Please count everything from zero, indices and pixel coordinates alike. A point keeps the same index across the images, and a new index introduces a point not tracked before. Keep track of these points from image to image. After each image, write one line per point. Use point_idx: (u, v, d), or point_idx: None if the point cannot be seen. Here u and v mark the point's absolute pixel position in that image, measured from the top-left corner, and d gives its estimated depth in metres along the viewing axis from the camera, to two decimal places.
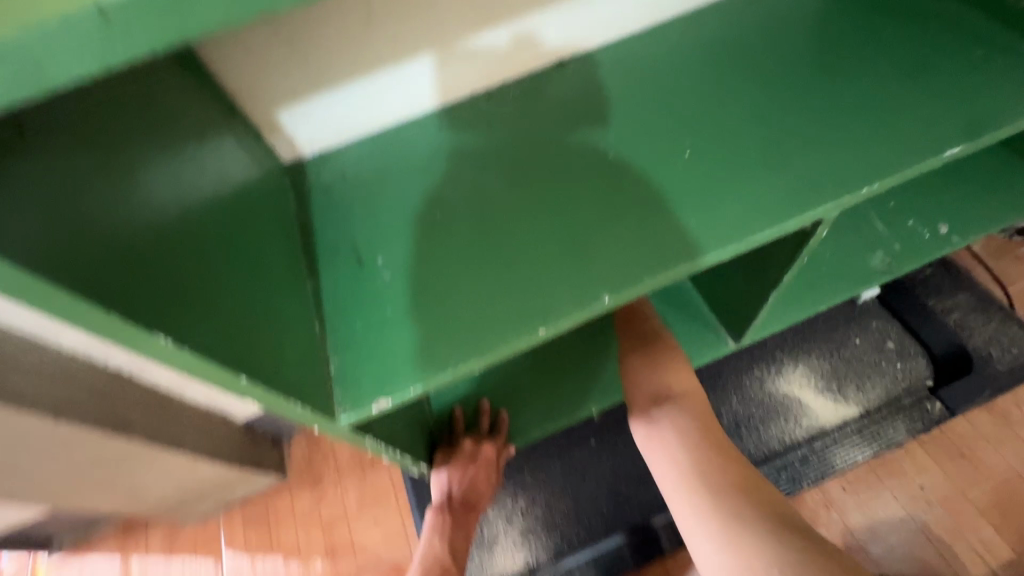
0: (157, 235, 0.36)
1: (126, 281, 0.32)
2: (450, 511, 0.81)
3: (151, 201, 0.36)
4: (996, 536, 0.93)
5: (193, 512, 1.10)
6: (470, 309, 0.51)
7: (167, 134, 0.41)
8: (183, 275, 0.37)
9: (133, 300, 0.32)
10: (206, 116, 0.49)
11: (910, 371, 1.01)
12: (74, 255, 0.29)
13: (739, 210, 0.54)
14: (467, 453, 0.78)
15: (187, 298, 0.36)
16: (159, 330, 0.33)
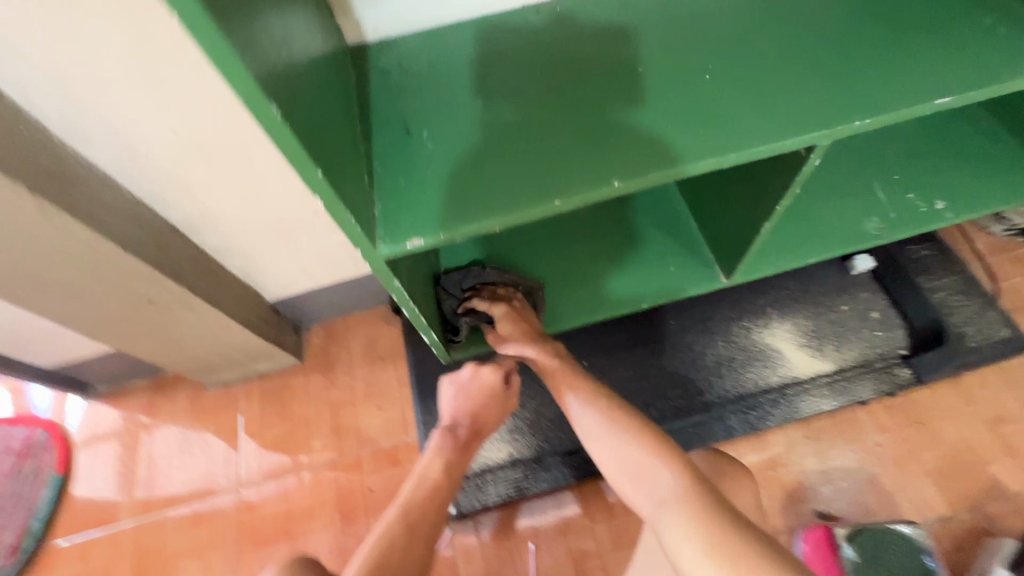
0: (271, 35, 0.43)
1: (258, 52, 0.39)
2: (453, 436, 0.83)
3: (264, 9, 0.43)
4: (936, 493, 1.02)
5: (219, 375, 1.23)
6: (497, 180, 0.59)
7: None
8: (283, 77, 0.43)
9: (262, 71, 0.39)
10: None
11: (887, 340, 1.08)
12: (229, 17, 0.36)
13: (743, 127, 0.60)
14: (480, 380, 0.86)
15: (288, 95, 0.43)
16: (276, 103, 0.39)
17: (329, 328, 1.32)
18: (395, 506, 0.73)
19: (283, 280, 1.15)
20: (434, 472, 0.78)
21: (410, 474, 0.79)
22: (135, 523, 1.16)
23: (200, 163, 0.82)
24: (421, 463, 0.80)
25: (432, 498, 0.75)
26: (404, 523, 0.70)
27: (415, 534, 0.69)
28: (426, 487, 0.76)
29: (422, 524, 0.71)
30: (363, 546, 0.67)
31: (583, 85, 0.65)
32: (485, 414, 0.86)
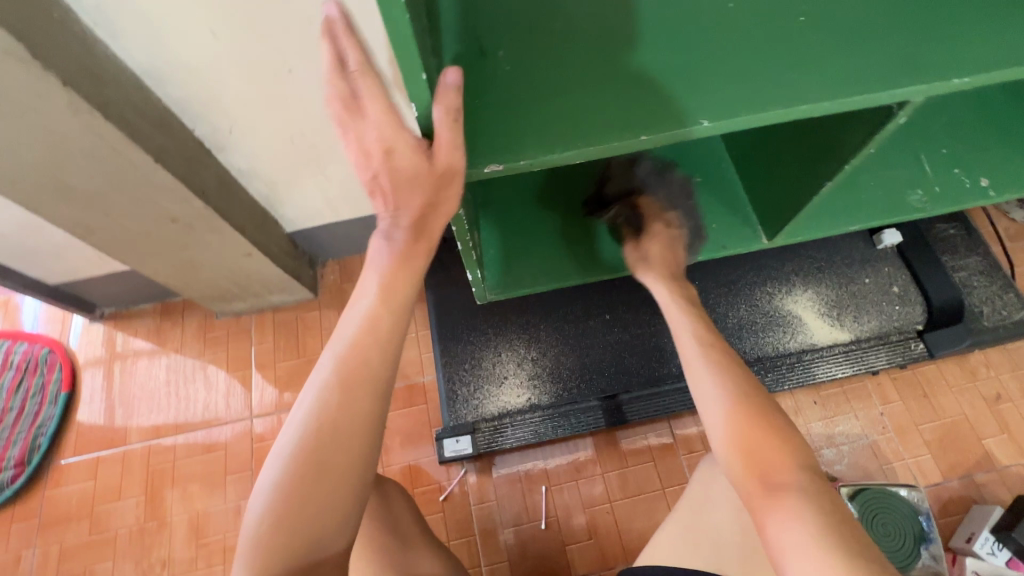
0: None
1: None
2: (385, 268, 0.58)
3: None
4: (932, 461, 1.07)
5: (232, 303, 1.20)
6: (578, 105, 0.54)
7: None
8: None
9: None
10: None
11: (904, 314, 1.10)
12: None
13: (839, 73, 0.55)
14: (376, 136, 0.49)
15: None
16: None
17: (344, 265, 1.29)
18: (328, 358, 0.55)
19: (303, 210, 1.11)
20: (373, 322, 0.56)
21: (341, 330, 0.57)
22: (145, 446, 1.15)
23: (234, 72, 0.76)
24: (355, 309, 0.58)
25: (372, 355, 0.55)
26: (339, 376, 0.54)
27: (355, 401, 0.53)
28: (362, 344, 0.55)
29: (365, 392, 0.54)
30: (293, 417, 0.53)
31: (682, 10, 0.58)
32: (409, 202, 0.53)
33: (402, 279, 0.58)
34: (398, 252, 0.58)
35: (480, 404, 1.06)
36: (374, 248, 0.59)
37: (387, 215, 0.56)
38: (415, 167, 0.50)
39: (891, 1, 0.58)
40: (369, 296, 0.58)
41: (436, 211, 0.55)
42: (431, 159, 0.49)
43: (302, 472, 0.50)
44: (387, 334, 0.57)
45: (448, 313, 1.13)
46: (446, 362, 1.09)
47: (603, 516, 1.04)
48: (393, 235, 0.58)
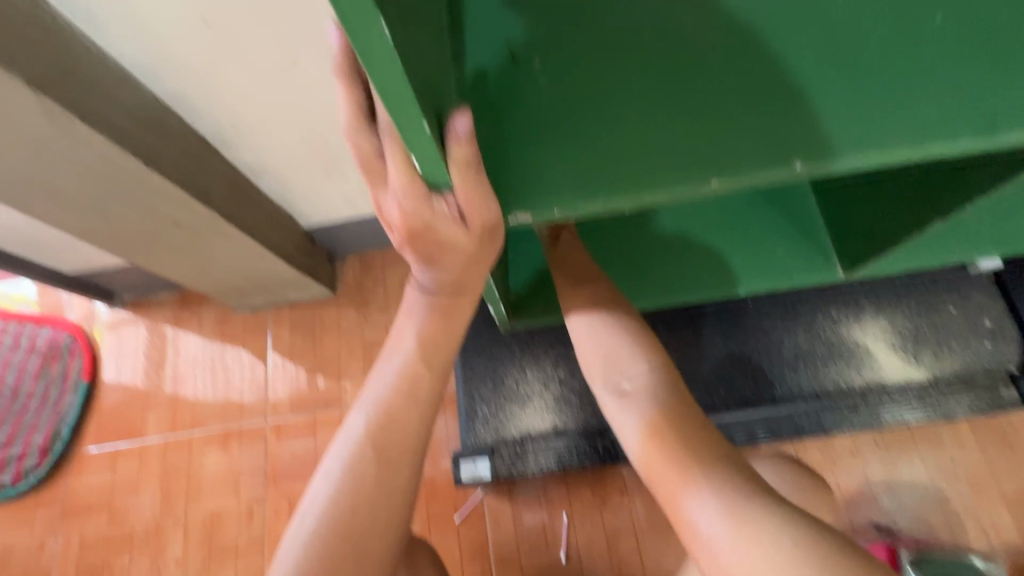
0: None
1: None
2: (423, 327, 0.45)
3: None
4: (1011, 521, 0.92)
5: (247, 298, 1.15)
6: (633, 137, 0.42)
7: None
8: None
9: None
10: None
11: (996, 353, 0.95)
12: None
13: (987, 97, 0.41)
14: (396, 203, 0.35)
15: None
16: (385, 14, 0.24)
17: (365, 260, 1.21)
18: (359, 420, 0.46)
19: (319, 206, 1.02)
20: (412, 384, 0.45)
21: (371, 386, 0.46)
22: (162, 439, 1.14)
23: (229, 63, 0.66)
24: (387, 367, 0.46)
25: (412, 419, 0.45)
26: (372, 443, 0.44)
27: (392, 477, 0.44)
28: (400, 406, 0.46)
29: (404, 466, 0.44)
30: (318, 492, 0.44)
31: (775, 8, 0.45)
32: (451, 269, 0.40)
33: (449, 329, 0.46)
34: (440, 305, 0.44)
35: (501, 425, 0.99)
36: (411, 294, 0.46)
37: (421, 270, 0.41)
38: (448, 238, 0.37)
39: None
40: (406, 348, 0.46)
41: (478, 266, 0.41)
42: (464, 225, 0.36)
43: (327, 567, 0.41)
44: (430, 393, 0.46)
45: (471, 325, 1.05)
46: (467, 377, 1.02)
47: (626, 553, 0.96)
48: (434, 289, 0.43)
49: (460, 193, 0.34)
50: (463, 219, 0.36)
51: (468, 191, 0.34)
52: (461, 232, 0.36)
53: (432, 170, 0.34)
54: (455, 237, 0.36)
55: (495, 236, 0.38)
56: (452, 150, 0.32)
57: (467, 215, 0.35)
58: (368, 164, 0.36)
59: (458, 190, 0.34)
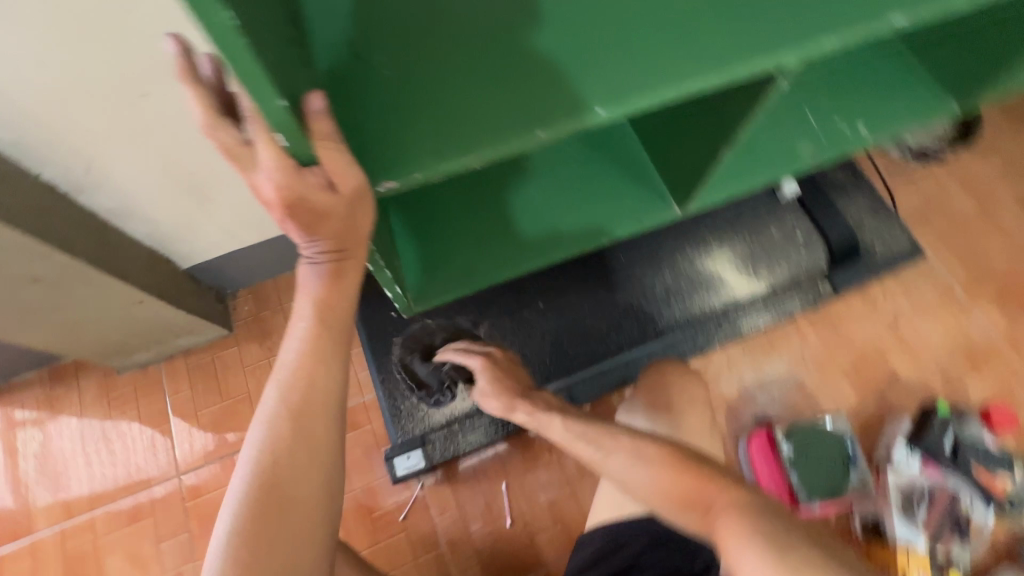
0: None
1: None
2: (320, 297, 0.49)
3: None
4: (850, 389, 1.15)
5: (132, 357, 1.08)
6: (470, 106, 0.51)
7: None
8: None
9: None
10: None
11: (811, 259, 1.18)
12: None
13: (720, 44, 0.55)
14: (270, 184, 0.40)
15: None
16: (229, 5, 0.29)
17: (258, 292, 1.19)
18: (272, 391, 0.49)
19: (196, 244, 1.00)
20: (317, 348, 0.49)
21: (280, 360, 0.50)
22: (56, 530, 1.03)
23: (74, 104, 0.66)
24: (292, 339, 0.50)
25: (322, 380, 0.49)
26: (284, 410, 0.48)
27: (309, 435, 0.48)
28: (307, 371, 0.49)
29: (322, 422, 0.49)
30: (242, 462, 0.47)
31: None
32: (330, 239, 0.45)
33: (342, 297, 0.50)
34: (328, 276, 0.49)
35: (425, 415, 1.03)
36: (303, 271, 0.50)
37: (305, 241, 0.46)
38: (325, 207, 0.42)
39: None
40: (305, 318, 0.50)
41: (355, 234, 0.47)
42: (335, 193, 0.42)
43: (261, 518, 0.45)
44: (337, 356, 0.50)
45: (379, 328, 1.08)
46: (384, 378, 1.05)
47: (564, 502, 1.04)
48: (321, 258, 0.48)
49: (326, 162, 0.40)
50: (333, 187, 0.42)
51: (333, 162, 0.40)
52: (333, 199, 0.42)
53: (296, 146, 0.40)
54: (330, 204, 0.42)
55: (366, 202, 0.44)
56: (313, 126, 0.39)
57: (336, 181, 0.41)
58: (235, 153, 0.40)
59: (325, 162, 0.40)
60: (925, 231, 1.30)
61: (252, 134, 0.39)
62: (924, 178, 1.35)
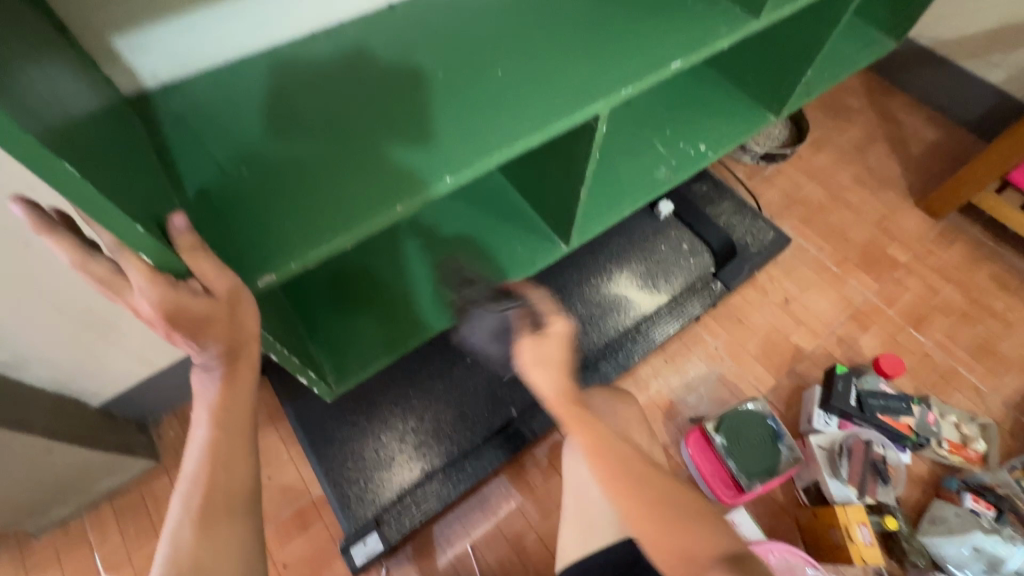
0: (34, 102, 0.39)
1: (28, 115, 0.35)
2: (214, 401, 0.52)
3: (21, 82, 0.39)
4: (764, 370, 1.26)
5: (49, 515, 1.01)
6: (334, 198, 0.59)
7: (10, 34, 0.43)
8: (64, 137, 0.40)
9: (41, 131, 0.35)
10: (47, 38, 0.51)
11: (699, 263, 1.32)
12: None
13: (537, 110, 0.68)
14: (148, 304, 0.44)
15: (73, 152, 0.39)
16: (67, 162, 0.35)
17: (183, 414, 1.16)
18: (179, 500, 0.50)
19: (103, 378, 0.99)
20: (215, 454, 0.51)
21: (186, 465, 0.51)
22: None
23: None
24: (191, 450, 0.51)
25: (226, 475, 0.51)
26: (194, 514, 0.49)
27: (221, 530, 0.49)
28: (212, 472, 0.51)
29: (228, 523, 0.50)
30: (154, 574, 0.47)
31: (400, 96, 0.68)
32: (218, 339, 0.49)
33: (237, 398, 0.52)
34: (222, 378, 0.52)
35: (374, 496, 1.02)
36: (198, 378, 0.53)
37: (195, 351, 0.49)
38: (205, 311, 0.46)
39: (556, 49, 0.74)
40: (203, 426, 0.52)
41: (245, 331, 0.51)
42: (213, 296, 0.47)
43: None
44: (239, 457, 0.52)
45: (313, 419, 1.08)
46: (326, 468, 1.04)
47: (532, 547, 1.04)
48: (212, 363, 0.51)
49: (198, 271, 0.46)
50: (209, 291, 0.47)
51: (204, 267, 0.46)
52: (211, 301, 0.47)
53: (164, 263, 0.45)
54: (210, 306, 0.47)
55: (242, 297, 0.49)
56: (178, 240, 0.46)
57: (211, 285, 0.47)
58: (110, 284, 0.44)
59: (197, 270, 0.46)
60: (789, 219, 1.49)
61: (122, 264, 0.44)
62: (777, 176, 1.57)
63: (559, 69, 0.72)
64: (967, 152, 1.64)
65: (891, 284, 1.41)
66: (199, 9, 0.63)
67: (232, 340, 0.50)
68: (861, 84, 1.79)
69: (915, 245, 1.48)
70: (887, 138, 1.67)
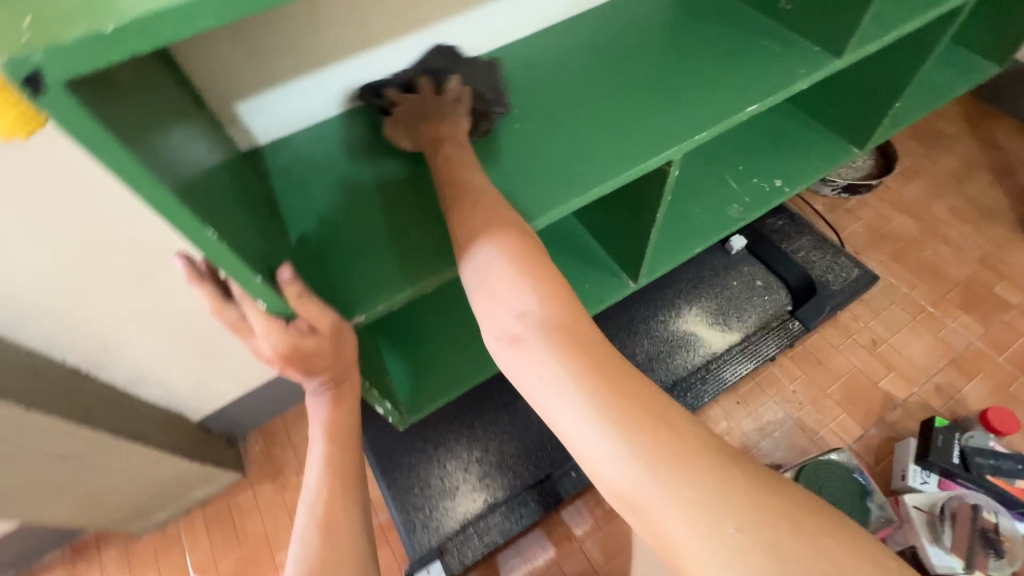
0: (185, 170, 0.45)
1: (182, 185, 0.41)
2: (328, 419, 0.57)
3: (178, 152, 0.46)
4: (849, 418, 1.16)
5: (152, 518, 1.11)
6: (419, 242, 0.65)
7: (169, 109, 0.51)
8: (205, 200, 0.46)
9: (191, 201, 0.40)
10: (190, 106, 0.59)
11: (774, 302, 1.27)
12: (140, 148, 0.36)
13: (611, 157, 0.70)
14: (269, 344, 0.51)
15: (212, 212, 0.45)
16: (208, 227, 0.41)
17: (268, 431, 1.25)
18: (303, 509, 0.54)
19: (204, 395, 1.09)
20: (333, 465, 0.56)
21: (308, 475, 0.56)
22: None
23: (96, 295, 0.79)
24: (311, 465, 0.57)
25: (340, 489, 0.55)
26: (316, 521, 0.53)
27: (336, 536, 0.52)
28: (330, 486, 0.55)
29: (338, 530, 0.52)
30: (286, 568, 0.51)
31: (480, 143, 0.72)
32: (321, 371, 0.54)
33: (345, 419, 0.58)
34: (331, 401, 0.57)
35: (440, 524, 1.04)
36: (311, 403, 0.58)
37: (306, 378, 0.55)
38: (313, 346, 0.52)
39: (629, 97, 0.76)
40: (319, 440, 0.58)
41: (341, 366, 0.56)
42: (318, 335, 0.52)
43: None
44: (348, 475, 0.56)
45: (384, 444, 1.12)
46: (395, 494, 1.07)
47: None
48: (323, 388, 0.57)
49: (305, 314, 0.50)
50: (315, 331, 0.52)
51: (311, 312, 0.50)
52: (316, 339, 0.52)
53: (275, 306, 0.50)
54: (315, 345, 0.52)
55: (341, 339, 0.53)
56: (286, 290, 0.49)
57: (315, 325, 0.51)
58: (237, 325, 0.51)
59: (303, 313, 0.50)
60: (876, 255, 1.39)
61: (244, 310, 0.49)
62: (862, 210, 1.48)
63: (633, 117, 0.74)
64: None
65: (999, 328, 1.27)
66: (308, 75, 0.71)
67: (333, 372, 0.56)
68: (959, 109, 1.66)
69: None
70: (990, 166, 1.54)
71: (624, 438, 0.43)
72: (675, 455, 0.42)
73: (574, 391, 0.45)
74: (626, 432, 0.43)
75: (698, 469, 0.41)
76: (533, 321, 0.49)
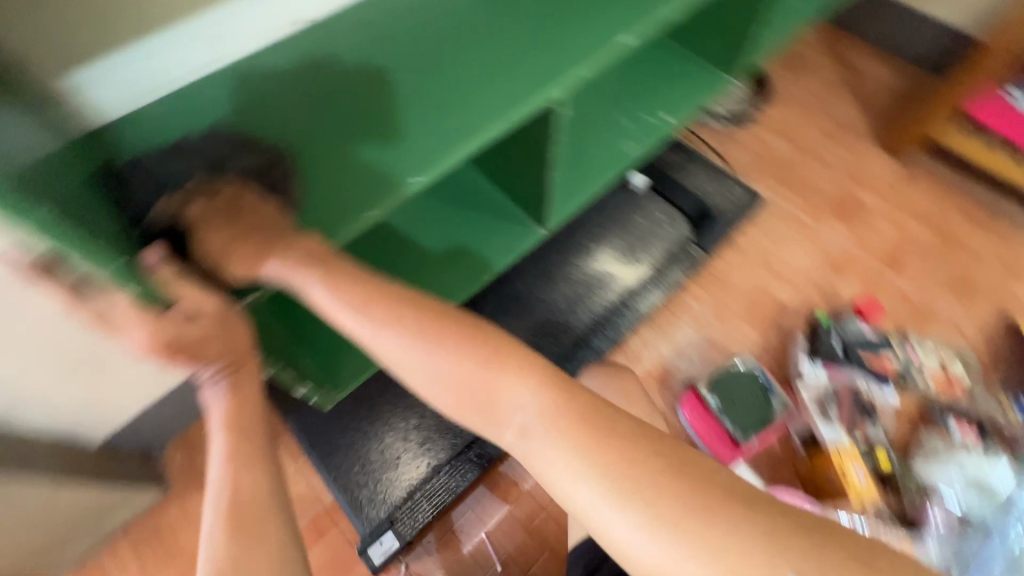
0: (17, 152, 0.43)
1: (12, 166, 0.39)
2: (226, 412, 0.54)
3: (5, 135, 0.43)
4: (751, 328, 1.28)
5: (68, 554, 1.01)
6: (306, 210, 0.62)
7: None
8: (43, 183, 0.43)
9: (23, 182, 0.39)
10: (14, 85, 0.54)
11: (677, 232, 1.34)
12: None
13: (497, 101, 0.69)
14: (144, 334, 0.49)
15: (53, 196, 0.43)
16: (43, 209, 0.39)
17: (188, 440, 1.16)
18: (210, 506, 0.49)
19: (101, 415, 0.99)
20: (235, 453, 0.51)
21: (211, 471, 0.50)
22: None
23: None
24: (213, 460, 0.51)
25: (248, 478, 0.50)
26: (226, 515, 0.48)
27: (252, 527, 0.47)
28: (236, 474, 0.50)
29: (257, 518, 0.48)
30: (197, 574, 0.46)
31: (356, 97, 0.68)
32: (213, 357, 0.53)
33: (247, 407, 0.54)
34: (228, 390, 0.54)
35: (385, 494, 1.04)
36: (206, 397, 0.55)
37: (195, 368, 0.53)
38: (196, 334, 0.51)
39: (508, 38, 0.74)
40: (219, 434, 0.53)
41: (233, 352, 0.54)
42: (198, 321, 0.51)
43: None
44: (258, 461, 0.51)
45: (315, 429, 1.09)
46: (334, 475, 1.06)
47: (544, 524, 1.07)
48: (216, 377, 0.54)
49: (181, 297, 0.50)
50: (196, 318, 0.51)
51: (188, 296, 0.51)
52: (199, 326, 0.51)
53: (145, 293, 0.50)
54: (197, 331, 0.51)
55: (226, 323, 0.53)
56: (159, 274, 0.50)
57: (196, 310, 0.51)
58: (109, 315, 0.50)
59: (180, 297, 0.50)
60: (761, 178, 1.51)
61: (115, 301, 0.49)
62: (746, 136, 1.58)
63: (512, 59, 0.73)
64: (927, 92, 1.66)
65: (864, 230, 1.44)
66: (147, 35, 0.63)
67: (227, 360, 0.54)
68: (819, 35, 1.80)
69: (885, 189, 1.51)
70: (848, 85, 1.70)
71: (559, 447, 0.48)
72: (643, 481, 0.44)
73: (572, 458, 0.47)
74: (568, 444, 0.47)
75: (697, 501, 0.44)
76: (532, 410, 0.50)
